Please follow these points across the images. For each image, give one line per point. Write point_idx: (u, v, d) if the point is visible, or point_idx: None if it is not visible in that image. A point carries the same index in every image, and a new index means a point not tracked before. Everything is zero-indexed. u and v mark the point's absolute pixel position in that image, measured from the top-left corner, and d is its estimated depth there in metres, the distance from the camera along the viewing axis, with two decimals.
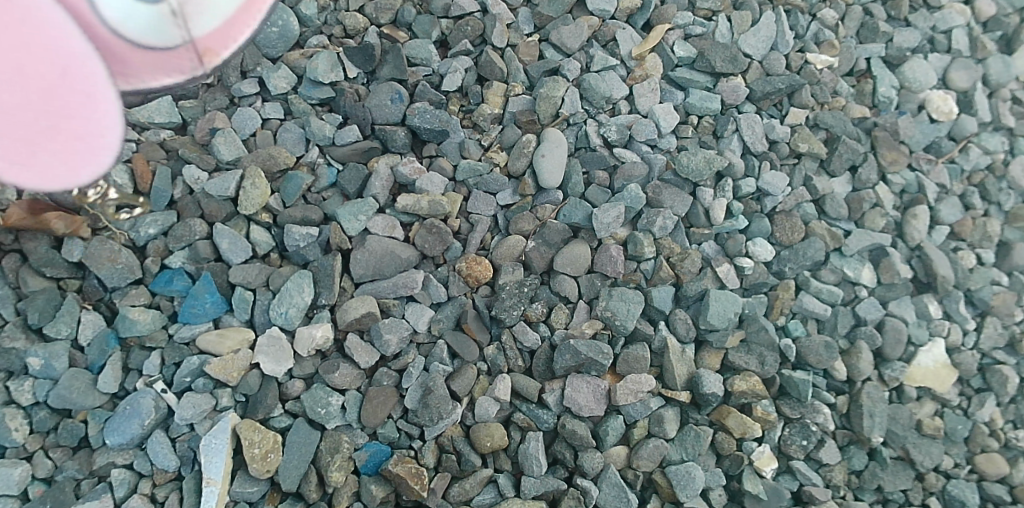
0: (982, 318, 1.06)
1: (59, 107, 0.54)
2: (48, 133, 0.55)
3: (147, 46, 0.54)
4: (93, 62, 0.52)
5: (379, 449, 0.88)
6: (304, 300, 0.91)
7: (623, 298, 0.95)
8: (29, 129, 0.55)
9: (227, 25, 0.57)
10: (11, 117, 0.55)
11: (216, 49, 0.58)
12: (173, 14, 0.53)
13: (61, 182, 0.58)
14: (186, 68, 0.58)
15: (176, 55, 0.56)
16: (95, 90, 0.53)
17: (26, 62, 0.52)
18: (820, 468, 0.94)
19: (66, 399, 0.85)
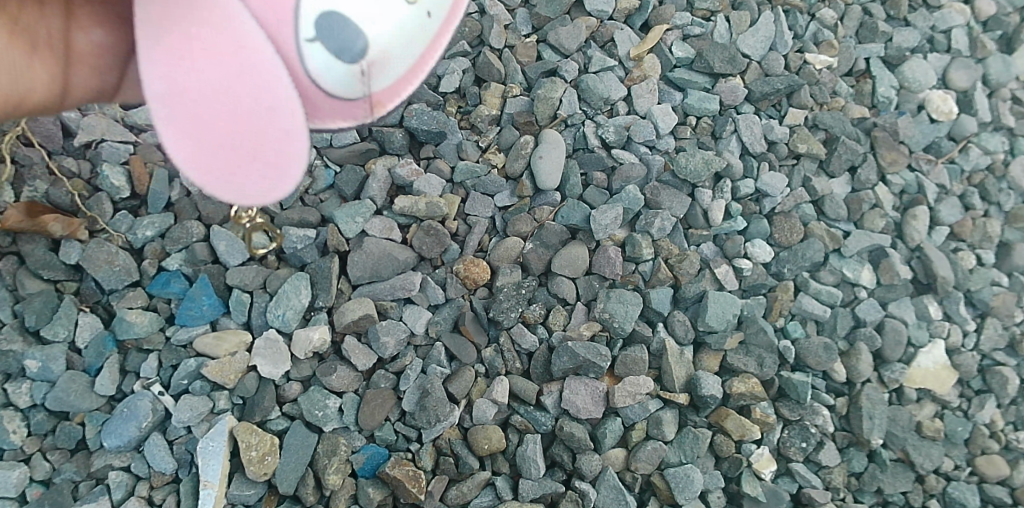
0: (982, 319, 1.06)
1: (268, 114, 0.43)
2: (244, 146, 0.43)
3: (336, 92, 0.48)
4: (286, 77, 0.44)
5: (377, 451, 0.88)
6: (302, 302, 0.90)
7: (622, 299, 0.94)
8: (223, 135, 0.43)
9: (406, 80, 0.54)
10: (206, 126, 0.42)
11: (386, 101, 0.53)
12: (364, 71, 0.49)
13: (258, 195, 0.44)
14: (360, 115, 0.52)
15: (352, 106, 0.50)
16: (292, 125, 0.44)
17: (225, 73, 0.42)
18: (819, 470, 0.94)
19: (62, 401, 0.85)
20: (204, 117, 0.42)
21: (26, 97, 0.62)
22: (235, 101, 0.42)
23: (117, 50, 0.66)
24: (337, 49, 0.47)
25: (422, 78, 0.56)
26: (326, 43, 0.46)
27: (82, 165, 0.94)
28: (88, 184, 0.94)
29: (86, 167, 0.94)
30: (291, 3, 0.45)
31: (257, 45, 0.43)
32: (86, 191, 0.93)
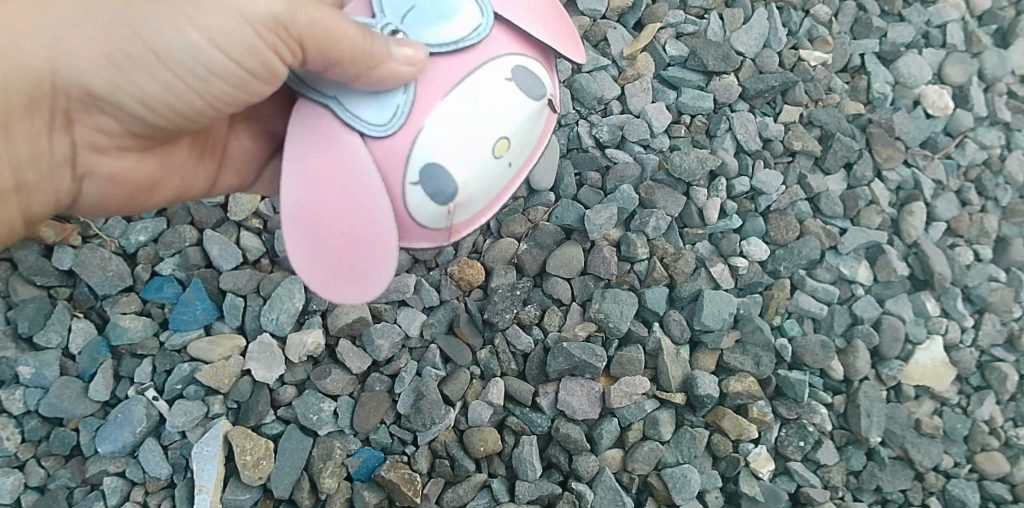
0: (980, 315, 1.05)
1: (362, 237, 0.49)
2: (341, 259, 0.50)
3: (424, 222, 0.52)
4: (386, 210, 0.49)
5: (372, 454, 0.88)
6: (295, 305, 0.90)
7: (617, 299, 0.94)
8: (329, 250, 0.50)
9: (484, 209, 0.56)
10: (313, 240, 0.50)
11: (465, 228, 0.56)
12: (453, 210, 0.52)
13: (345, 298, 0.51)
14: (439, 240, 0.55)
15: (435, 233, 0.54)
16: (379, 247, 0.49)
17: (338, 202, 0.49)
18: (817, 469, 0.93)
19: (56, 408, 0.85)
20: (312, 228, 0.49)
21: (188, 191, 0.77)
22: (338, 229, 0.49)
23: (261, 153, 0.79)
24: (428, 189, 0.50)
25: (499, 206, 0.58)
26: (421, 183, 0.50)
27: None
28: None
29: None
30: (405, 146, 0.49)
31: (368, 183, 0.49)
32: None
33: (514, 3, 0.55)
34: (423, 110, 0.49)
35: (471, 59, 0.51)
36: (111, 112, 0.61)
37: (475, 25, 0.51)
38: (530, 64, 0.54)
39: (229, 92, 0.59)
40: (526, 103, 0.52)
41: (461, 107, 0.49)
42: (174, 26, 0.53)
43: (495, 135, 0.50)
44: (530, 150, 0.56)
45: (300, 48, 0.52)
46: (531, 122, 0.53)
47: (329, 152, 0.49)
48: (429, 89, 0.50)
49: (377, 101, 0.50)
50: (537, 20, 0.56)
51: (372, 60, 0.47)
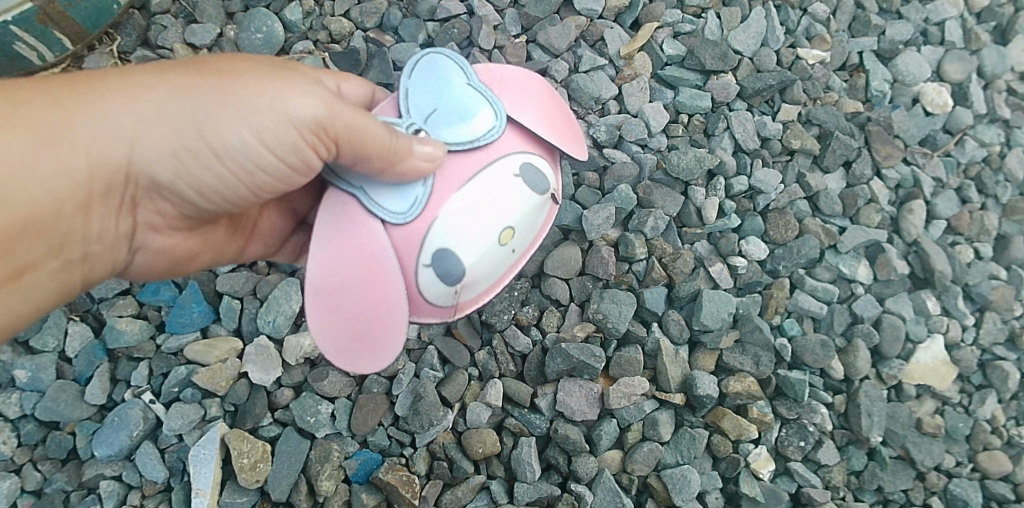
0: (981, 313, 1.05)
1: (378, 315, 0.54)
2: (357, 333, 0.55)
3: (433, 300, 0.56)
4: (399, 290, 0.54)
5: (370, 456, 0.87)
6: (292, 307, 0.90)
7: (615, 299, 0.93)
8: (344, 322, 0.55)
9: (490, 290, 0.60)
10: (332, 312, 0.54)
11: (472, 305, 0.60)
12: (459, 291, 0.56)
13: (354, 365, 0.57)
14: (446, 315, 0.59)
15: (442, 310, 0.58)
16: (391, 325, 0.55)
17: (358, 281, 0.53)
18: (818, 469, 0.93)
19: (52, 411, 0.84)
20: (332, 304, 0.54)
21: (217, 261, 0.78)
22: (356, 307, 0.54)
23: (286, 227, 0.82)
24: (438, 272, 0.54)
25: (505, 285, 0.61)
26: (432, 266, 0.54)
27: None
28: None
29: None
30: (419, 234, 0.53)
31: (385, 265, 0.53)
32: None
33: (528, 105, 0.59)
34: (438, 201, 0.53)
35: (483, 157, 0.55)
36: (170, 198, 0.61)
37: (491, 124, 0.56)
38: (538, 161, 0.59)
39: (270, 182, 0.61)
40: (531, 196, 0.57)
41: (472, 195, 0.54)
42: (236, 125, 0.54)
43: (502, 225, 0.55)
44: (534, 237, 0.60)
45: (332, 143, 0.55)
46: (534, 213, 0.58)
47: (350, 235, 0.53)
48: (446, 180, 0.54)
49: (397, 190, 0.54)
50: (549, 124, 0.61)
51: (394, 157, 0.50)
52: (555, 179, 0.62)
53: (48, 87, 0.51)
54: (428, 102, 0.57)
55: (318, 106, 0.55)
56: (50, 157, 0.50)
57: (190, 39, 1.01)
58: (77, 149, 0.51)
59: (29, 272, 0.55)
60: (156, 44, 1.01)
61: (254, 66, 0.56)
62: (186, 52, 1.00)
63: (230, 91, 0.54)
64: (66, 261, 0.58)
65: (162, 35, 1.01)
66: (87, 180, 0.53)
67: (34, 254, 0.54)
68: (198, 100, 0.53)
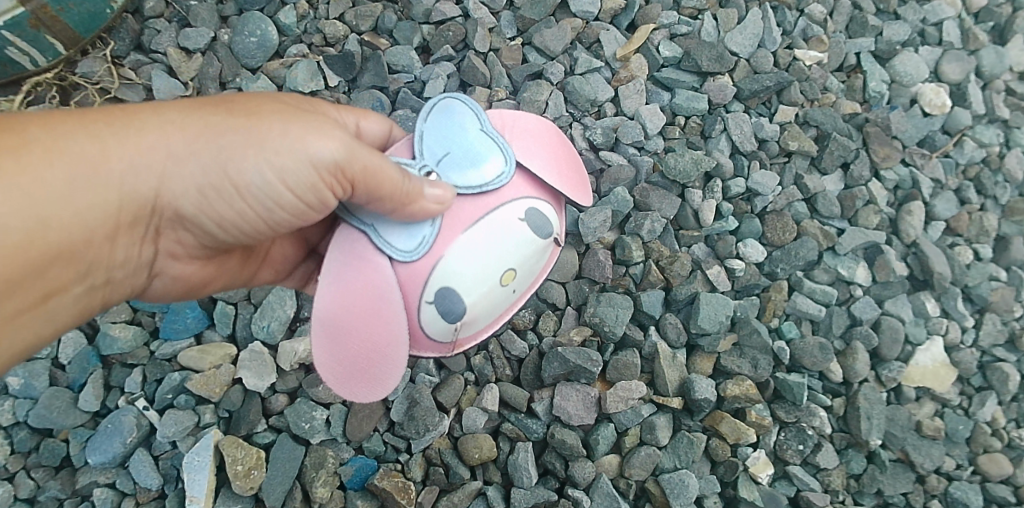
0: (981, 315, 1.04)
1: (380, 351, 0.55)
2: (359, 366, 0.56)
3: (434, 336, 0.58)
4: (403, 327, 0.55)
5: (365, 463, 0.87)
6: (287, 313, 0.89)
7: (612, 303, 0.93)
8: (347, 355, 0.56)
9: (488, 326, 0.62)
10: (336, 344, 0.55)
11: (468, 340, 0.63)
12: (460, 328, 0.58)
13: (353, 394, 0.58)
14: (444, 350, 0.61)
15: (441, 345, 0.60)
16: (392, 359, 0.56)
17: (365, 314, 0.54)
18: (818, 473, 0.92)
19: (45, 418, 0.83)
20: (336, 337, 0.55)
21: (227, 288, 0.77)
22: (360, 341, 0.55)
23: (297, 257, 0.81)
24: (442, 310, 0.56)
25: (502, 322, 0.64)
26: (436, 303, 0.56)
27: None
28: None
29: None
30: (427, 273, 0.54)
31: (392, 300, 0.54)
32: None
33: (537, 149, 0.60)
34: (446, 241, 0.55)
35: (490, 201, 0.57)
36: (192, 230, 0.61)
37: (501, 171, 0.57)
38: (543, 206, 0.61)
39: (289, 219, 0.61)
40: (534, 240, 0.59)
41: (479, 238, 0.56)
42: (258, 163, 0.54)
43: (504, 268, 0.57)
44: (533, 277, 0.62)
45: (348, 183, 0.55)
46: (536, 257, 0.60)
47: (357, 271, 0.54)
48: (454, 221, 0.55)
49: (406, 230, 0.55)
50: (558, 168, 0.61)
51: (407, 200, 0.51)
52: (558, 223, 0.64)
53: (87, 120, 0.52)
54: (440, 145, 0.58)
55: (339, 147, 0.55)
56: (85, 185, 0.51)
57: (184, 43, 1.00)
58: (112, 180, 0.52)
59: (54, 298, 0.54)
60: (150, 48, 1.00)
61: (279, 108, 0.57)
62: (180, 57, 1.00)
63: (257, 132, 0.54)
64: (89, 287, 0.58)
65: (156, 39, 1.00)
66: (117, 211, 0.54)
67: (62, 280, 0.54)
68: (225, 141, 0.54)
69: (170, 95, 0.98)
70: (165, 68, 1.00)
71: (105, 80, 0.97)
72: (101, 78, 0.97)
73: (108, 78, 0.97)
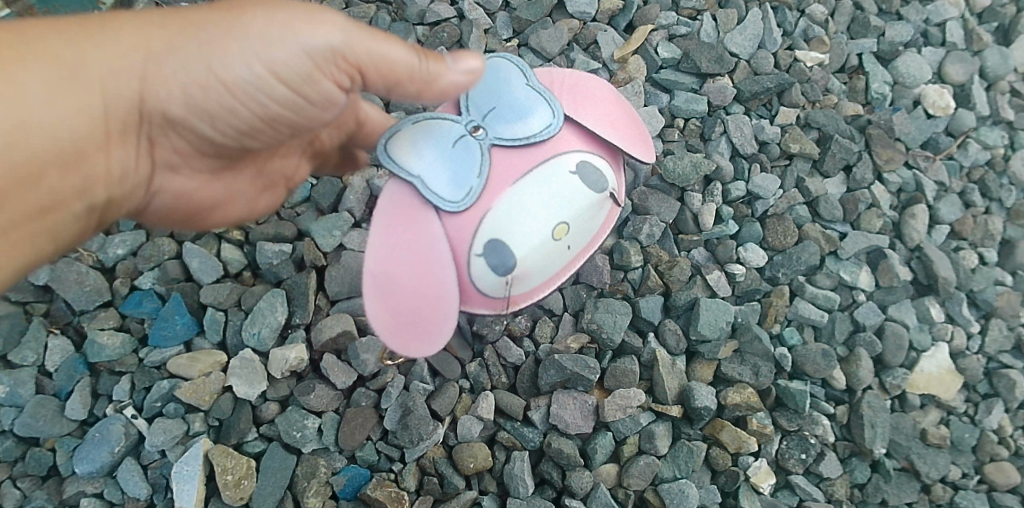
0: (986, 320, 1.02)
1: (432, 297, 0.60)
2: (412, 316, 0.60)
3: (485, 289, 0.62)
4: (452, 275, 0.60)
5: (358, 472, 0.85)
6: (278, 319, 0.87)
7: (610, 309, 0.91)
8: (399, 304, 0.59)
9: (542, 287, 0.65)
10: (390, 297, 0.59)
11: (522, 300, 0.65)
12: (510, 281, 0.61)
13: (399, 350, 0.61)
14: (497, 307, 0.64)
15: (493, 302, 0.63)
16: (443, 307, 0.60)
17: (414, 263, 0.59)
18: (820, 482, 0.90)
19: (31, 427, 0.81)
20: (389, 287, 0.59)
21: (229, 205, 0.80)
22: (411, 289, 0.59)
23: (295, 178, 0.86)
24: (491, 262, 0.60)
25: (558, 283, 0.67)
26: (486, 255, 0.59)
27: None
28: None
29: None
30: (473, 224, 0.59)
31: (442, 248, 0.59)
32: None
33: (586, 110, 0.66)
34: (496, 182, 0.60)
35: (540, 151, 0.62)
36: (184, 134, 0.64)
37: (549, 122, 0.62)
38: (594, 161, 0.65)
39: (279, 114, 0.63)
40: (585, 186, 0.63)
41: (524, 189, 0.60)
42: (243, 55, 0.57)
43: (557, 220, 0.61)
44: (587, 239, 0.66)
45: (358, 75, 0.62)
46: (588, 210, 0.64)
47: (408, 223, 0.59)
48: (502, 174, 0.60)
49: (453, 181, 0.59)
50: (611, 126, 0.68)
51: (427, 77, 0.61)
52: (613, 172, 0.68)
53: (57, 25, 0.53)
54: (491, 101, 0.63)
55: (338, 32, 0.58)
56: (63, 85, 0.51)
57: None
58: (91, 83, 0.53)
59: (51, 213, 0.56)
60: None
61: (262, 3, 0.59)
62: None
63: (237, 22, 0.57)
64: (88, 205, 0.60)
65: None
66: (103, 119, 0.55)
67: (59, 189, 0.55)
68: (202, 35, 0.57)
69: None
70: None
71: None
72: None
73: None
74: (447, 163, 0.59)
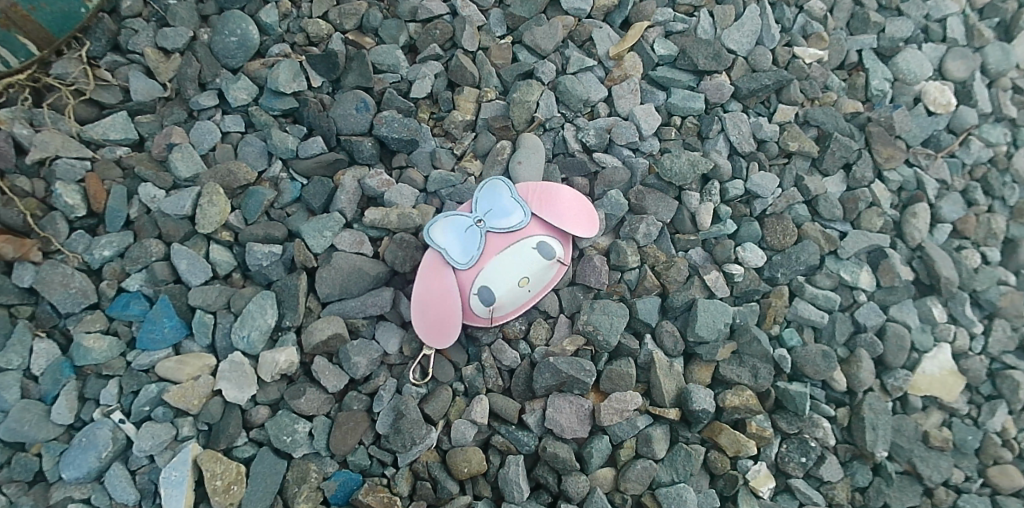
0: (989, 320, 1.00)
1: (443, 316, 0.83)
2: (431, 325, 0.83)
3: (478, 311, 0.85)
4: (456, 302, 0.83)
5: (349, 477, 0.83)
6: (267, 322, 0.86)
7: (606, 311, 0.89)
8: (424, 317, 0.84)
9: (516, 311, 0.87)
10: (420, 310, 0.84)
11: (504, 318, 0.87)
12: (494, 308, 0.85)
13: (430, 342, 0.84)
14: (486, 323, 0.86)
15: (482, 319, 0.86)
16: (450, 325, 0.83)
17: (441, 283, 0.84)
18: (821, 486, 0.88)
19: (16, 432, 0.80)
20: (421, 306, 0.84)
21: None
22: (433, 308, 0.83)
23: None
24: (483, 298, 0.84)
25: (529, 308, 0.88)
26: (480, 292, 0.84)
27: (36, 184, 0.90)
28: (43, 203, 0.90)
29: (40, 186, 0.90)
30: (474, 270, 0.84)
31: (454, 290, 0.84)
32: (40, 210, 0.89)
33: (551, 209, 0.88)
34: (487, 255, 0.85)
35: (517, 235, 0.86)
36: None
37: (522, 220, 0.86)
38: (549, 243, 0.87)
39: None
40: (541, 259, 0.86)
41: (506, 254, 0.85)
42: None
43: (521, 275, 0.85)
44: (543, 286, 0.88)
45: None
46: (545, 272, 0.87)
47: (433, 268, 0.85)
48: (497, 239, 0.86)
49: (462, 247, 0.85)
50: (569, 222, 0.88)
51: None
52: (563, 252, 0.88)
53: None
54: (488, 204, 0.87)
55: None
56: None
57: (162, 43, 0.98)
58: None
59: None
60: (127, 49, 0.98)
61: None
62: (157, 57, 0.98)
63: None
64: None
65: (133, 39, 0.98)
66: None
67: None
68: None
69: (148, 96, 0.97)
70: (143, 69, 0.98)
71: (79, 82, 0.94)
72: (76, 80, 0.94)
73: (83, 80, 0.94)
74: (457, 241, 0.85)
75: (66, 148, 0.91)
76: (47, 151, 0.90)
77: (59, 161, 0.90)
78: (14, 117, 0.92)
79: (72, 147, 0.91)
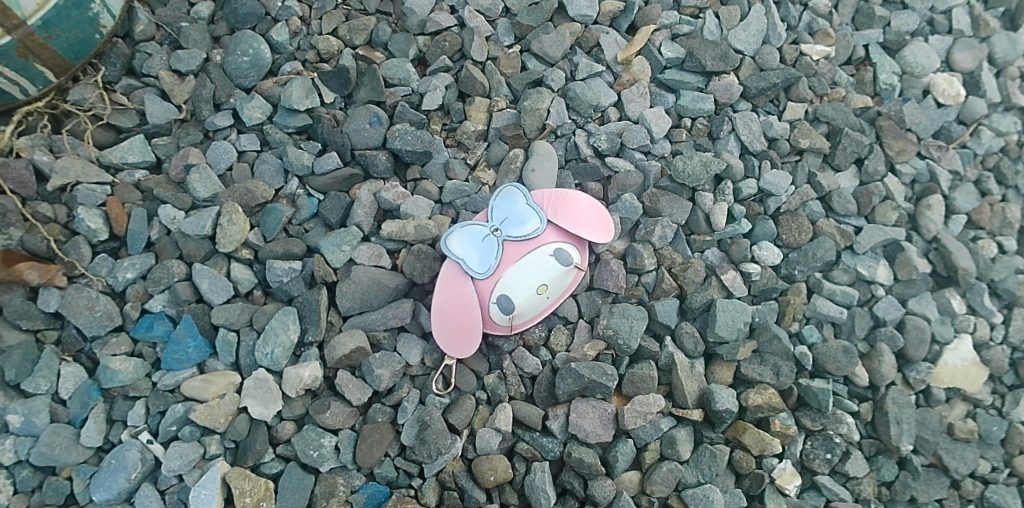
0: (1009, 309, 1.00)
1: (465, 327, 0.84)
2: (454, 335, 0.84)
3: (496, 320, 0.85)
4: (475, 312, 0.84)
5: (377, 490, 0.83)
6: (290, 338, 0.86)
7: (626, 314, 0.90)
8: (446, 329, 0.84)
9: (533, 319, 0.87)
10: (440, 323, 0.85)
11: (522, 327, 0.87)
12: (512, 315, 0.85)
13: (452, 352, 0.84)
14: (505, 331, 0.86)
15: (500, 326, 0.86)
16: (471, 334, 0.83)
17: (461, 292, 0.85)
18: (848, 482, 0.88)
19: (47, 456, 0.80)
20: (444, 318, 0.84)
21: None
22: (454, 320, 0.84)
23: None
24: (502, 306, 0.84)
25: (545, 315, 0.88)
26: (499, 300, 0.84)
27: (58, 209, 0.91)
28: (65, 229, 0.91)
29: (61, 211, 0.91)
30: (492, 279, 0.85)
31: (472, 299, 0.84)
32: (62, 236, 0.90)
33: (563, 216, 0.88)
34: (504, 265, 0.85)
35: (533, 243, 0.86)
36: None
37: (537, 227, 0.87)
38: (563, 250, 0.87)
39: None
40: (558, 266, 0.86)
41: (522, 262, 0.85)
42: None
43: (538, 283, 0.85)
44: (561, 292, 0.88)
45: None
46: (563, 279, 0.87)
47: (453, 279, 0.86)
48: (512, 247, 0.86)
49: (480, 256, 0.85)
50: (581, 227, 0.88)
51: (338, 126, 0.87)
52: (580, 257, 0.89)
53: None
54: (502, 213, 0.88)
55: None
56: None
57: (176, 65, 1.00)
58: None
59: None
60: (141, 72, 1.00)
61: None
62: (171, 79, 0.99)
63: None
64: None
65: (147, 63, 1.00)
66: None
67: None
68: None
69: (164, 119, 0.98)
70: (157, 91, 1.00)
71: (96, 107, 0.96)
72: (93, 105, 0.96)
73: (100, 105, 0.96)
74: (474, 250, 0.86)
75: (85, 173, 0.92)
76: (67, 177, 0.91)
77: (79, 187, 0.91)
78: (33, 145, 0.93)
79: (91, 172, 0.93)
